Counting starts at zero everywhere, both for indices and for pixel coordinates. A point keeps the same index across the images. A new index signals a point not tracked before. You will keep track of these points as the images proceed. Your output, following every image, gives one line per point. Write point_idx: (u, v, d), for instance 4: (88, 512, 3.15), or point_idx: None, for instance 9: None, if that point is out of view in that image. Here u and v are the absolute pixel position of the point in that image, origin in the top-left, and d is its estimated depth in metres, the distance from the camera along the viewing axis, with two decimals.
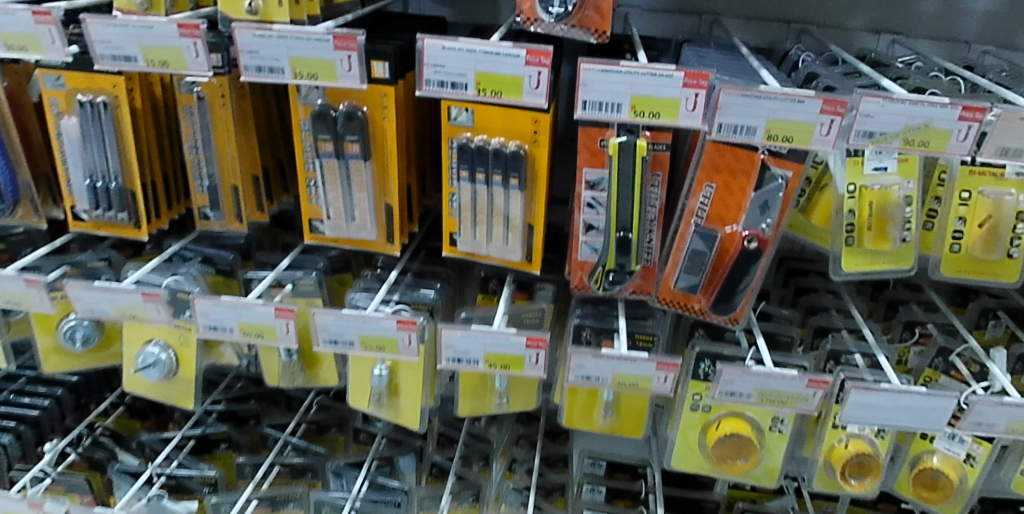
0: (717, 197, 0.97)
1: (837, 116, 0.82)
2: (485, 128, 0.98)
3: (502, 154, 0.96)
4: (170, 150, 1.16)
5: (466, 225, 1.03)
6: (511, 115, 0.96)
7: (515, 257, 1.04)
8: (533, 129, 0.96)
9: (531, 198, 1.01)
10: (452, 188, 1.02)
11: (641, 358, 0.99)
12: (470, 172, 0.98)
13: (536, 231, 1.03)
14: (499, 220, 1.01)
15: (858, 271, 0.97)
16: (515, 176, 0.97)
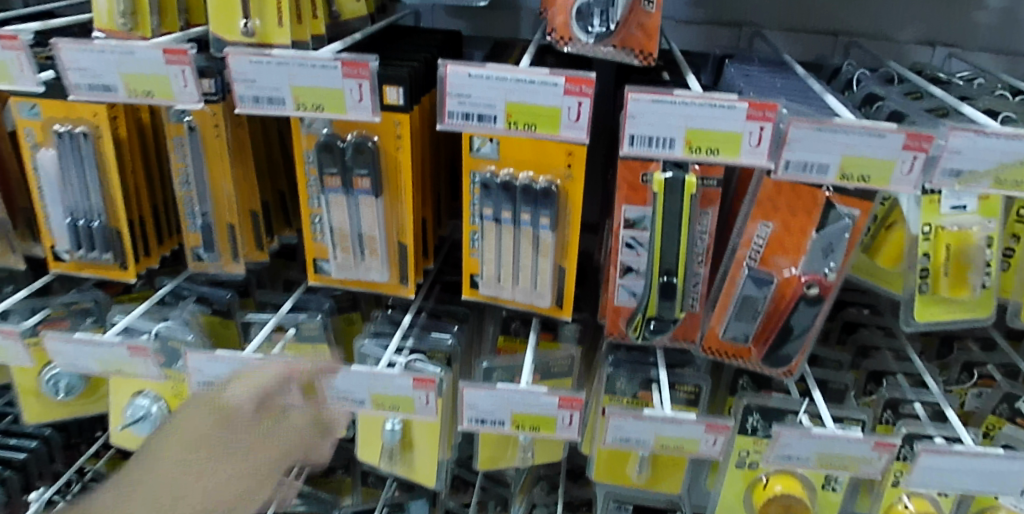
0: (773, 238, 0.86)
1: (921, 152, 0.71)
2: (512, 161, 0.87)
3: (532, 190, 0.85)
4: (160, 181, 1.05)
5: (490, 268, 0.92)
6: (542, 146, 0.85)
7: (544, 303, 0.93)
8: (567, 162, 0.85)
9: (564, 238, 0.90)
10: (474, 225, 0.92)
11: (689, 419, 0.88)
12: (494, 209, 0.87)
13: (569, 274, 0.92)
14: (527, 262, 0.90)
15: (931, 321, 0.86)
16: (547, 215, 0.85)
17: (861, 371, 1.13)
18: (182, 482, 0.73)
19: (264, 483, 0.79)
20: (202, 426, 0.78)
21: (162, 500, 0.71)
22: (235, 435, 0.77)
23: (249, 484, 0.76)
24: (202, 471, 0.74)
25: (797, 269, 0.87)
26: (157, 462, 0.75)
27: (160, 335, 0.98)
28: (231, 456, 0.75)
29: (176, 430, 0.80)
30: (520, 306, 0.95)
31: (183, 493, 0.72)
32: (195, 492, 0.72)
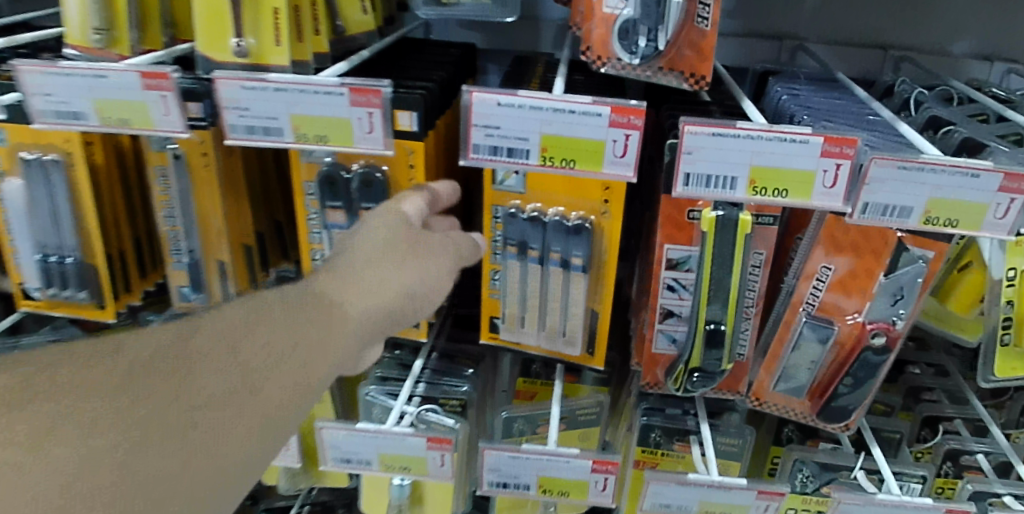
0: (835, 282, 0.76)
1: (1019, 194, 0.61)
2: (539, 195, 0.77)
3: (563, 228, 0.76)
4: (142, 209, 0.95)
5: (512, 312, 0.82)
6: (574, 181, 0.75)
7: (571, 351, 0.83)
8: (604, 197, 0.75)
9: (598, 280, 0.80)
10: (497, 264, 0.81)
11: (738, 486, 0.78)
12: (519, 248, 0.78)
13: (602, 317, 0.82)
14: (556, 307, 0.80)
15: (1013, 376, 0.76)
16: (578, 255, 0.77)
17: (914, 416, 1.03)
18: (350, 298, 0.63)
19: (419, 306, 0.70)
20: (379, 250, 0.68)
21: (329, 311, 0.62)
22: (396, 295, 0.67)
23: (398, 317, 0.67)
24: (371, 297, 0.65)
25: (861, 316, 0.77)
26: (343, 266, 0.66)
27: None
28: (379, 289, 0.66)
29: (355, 250, 0.68)
30: (547, 354, 0.85)
31: (343, 306, 0.63)
32: (349, 320, 0.62)
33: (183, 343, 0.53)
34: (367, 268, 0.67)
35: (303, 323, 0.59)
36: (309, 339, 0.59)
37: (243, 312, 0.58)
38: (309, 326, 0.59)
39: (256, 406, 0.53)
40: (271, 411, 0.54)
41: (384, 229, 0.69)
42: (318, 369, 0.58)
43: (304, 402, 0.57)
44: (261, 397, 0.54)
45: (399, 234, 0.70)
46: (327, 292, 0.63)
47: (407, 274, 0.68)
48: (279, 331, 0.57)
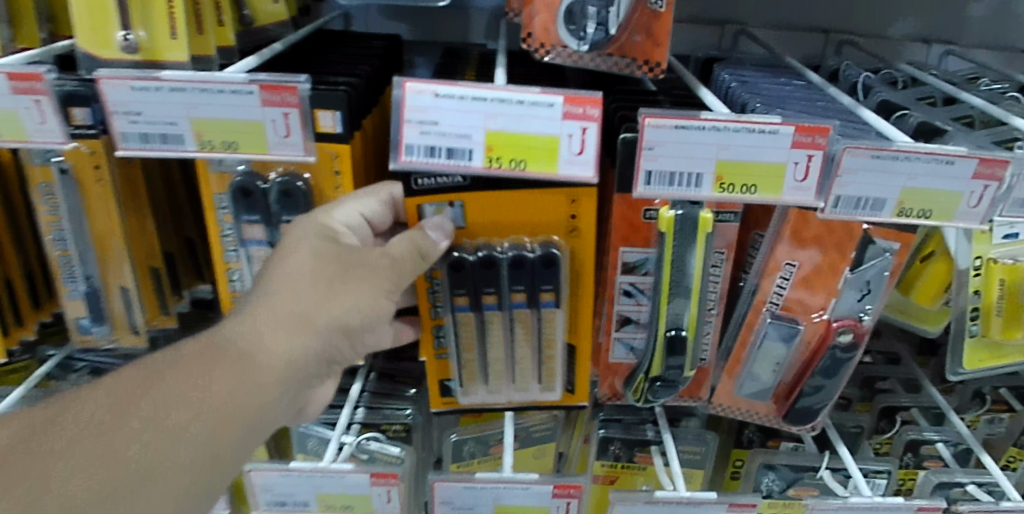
0: (800, 279, 0.72)
1: (993, 181, 0.58)
2: (482, 226, 0.68)
3: (524, 262, 0.67)
4: (34, 235, 0.83)
5: (470, 372, 0.74)
6: (532, 202, 0.66)
7: (553, 397, 0.76)
8: (569, 212, 0.67)
9: (574, 317, 0.72)
10: (438, 318, 0.72)
11: (709, 499, 0.74)
12: (473, 296, 0.68)
13: (582, 354, 0.75)
14: (501, 349, 0.73)
15: (982, 367, 0.74)
16: (549, 288, 0.68)
17: (873, 407, 1.00)
18: (265, 343, 0.59)
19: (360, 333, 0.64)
20: (299, 282, 0.61)
21: (240, 363, 0.58)
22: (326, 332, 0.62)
23: (328, 355, 0.63)
24: (292, 342, 0.60)
25: (827, 313, 0.73)
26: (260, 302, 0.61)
27: None
28: (302, 330, 0.61)
29: (275, 284, 0.61)
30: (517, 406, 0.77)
31: (257, 352, 0.59)
32: (262, 374, 0.59)
33: (53, 425, 0.52)
34: (285, 313, 0.60)
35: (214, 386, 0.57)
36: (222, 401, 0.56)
37: (139, 374, 0.57)
38: (220, 386, 0.57)
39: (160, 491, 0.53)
40: (172, 492, 0.53)
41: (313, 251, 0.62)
42: (229, 433, 0.57)
43: (219, 465, 0.56)
44: (161, 479, 0.53)
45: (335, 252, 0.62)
46: (240, 339, 0.59)
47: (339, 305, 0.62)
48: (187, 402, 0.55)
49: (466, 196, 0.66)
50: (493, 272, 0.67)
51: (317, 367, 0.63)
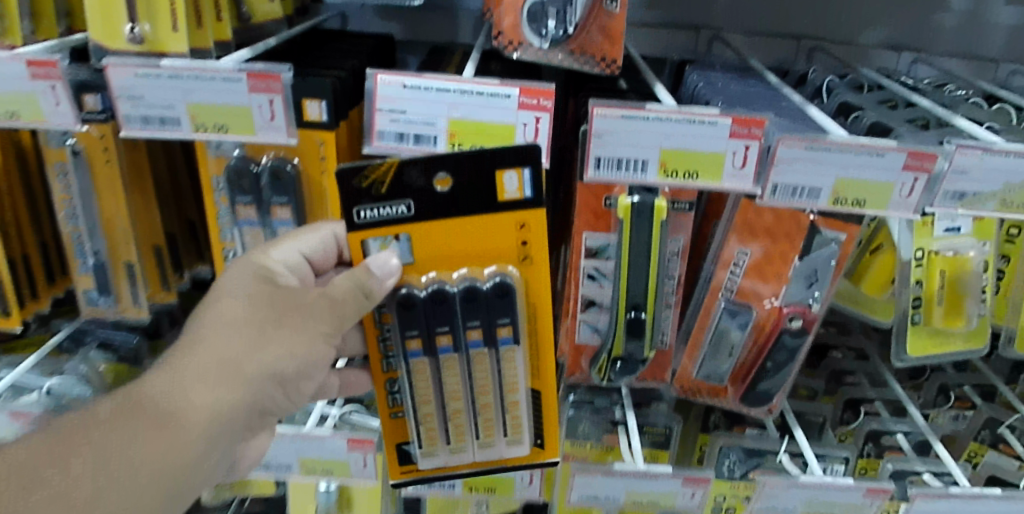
0: (753, 266, 0.77)
1: (922, 172, 0.62)
2: (433, 260, 0.64)
3: (479, 294, 0.64)
4: (49, 216, 0.90)
5: (430, 433, 0.70)
6: (483, 230, 0.63)
7: (520, 451, 0.71)
8: (520, 239, 0.63)
9: (536, 359, 0.69)
10: (392, 371, 0.69)
11: (663, 472, 0.79)
12: (427, 337, 0.65)
13: (548, 399, 0.70)
14: (462, 401, 0.69)
15: (926, 355, 0.78)
16: (507, 322, 0.65)
17: (838, 399, 1.06)
18: (189, 399, 0.57)
19: (298, 375, 0.64)
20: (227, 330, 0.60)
21: (163, 423, 0.55)
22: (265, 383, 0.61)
23: (258, 404, 0.61)
24: (222, 395, 0.58)
25: (778, 299, 0.78)
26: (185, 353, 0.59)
27: (53, 393, 0.85)
28: (231, 384, 0.59)
29: (207, 330, 0.60)
30: (483, 467, 0.73)
31: (180, 412, 0.56)
32: (187, 432, 0.56)
33: None
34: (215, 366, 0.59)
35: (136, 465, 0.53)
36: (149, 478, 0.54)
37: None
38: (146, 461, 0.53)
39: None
40: None
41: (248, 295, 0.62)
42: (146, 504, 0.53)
43: None
44: None
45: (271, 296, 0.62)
46: (162, 397, 0.56)
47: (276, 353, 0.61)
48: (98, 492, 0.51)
49: (412, 229, 0.62)
50: (449, 307, 0.64)
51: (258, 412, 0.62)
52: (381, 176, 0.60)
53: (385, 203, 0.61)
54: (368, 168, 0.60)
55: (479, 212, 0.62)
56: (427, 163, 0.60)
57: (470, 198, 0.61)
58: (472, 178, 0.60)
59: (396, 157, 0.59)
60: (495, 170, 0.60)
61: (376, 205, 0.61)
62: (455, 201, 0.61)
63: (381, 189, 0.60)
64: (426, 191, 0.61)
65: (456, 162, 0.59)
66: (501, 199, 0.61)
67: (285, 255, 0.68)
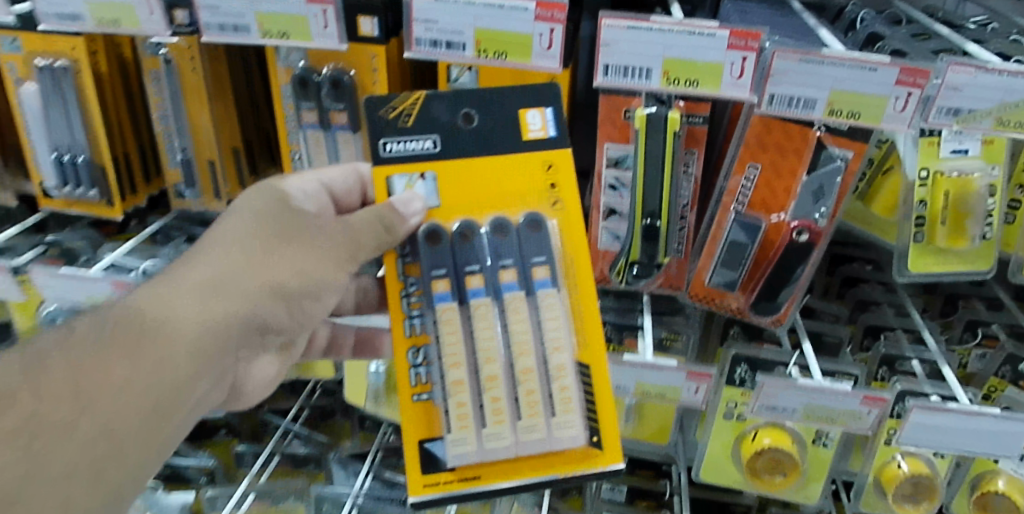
0: (761, 181, 0.83)
1: (916, 88, 0.66)
2: (455, 200, 0.75)
3: (512, 237, 0.74)
4: (146, 122, 1.05)
5: (461, 413, 0.71)
6: (514, 172, 0.74)
7: (573, 438, 0.72)
8: (548, 180, 0.75)
9: (573, 312, 0.75)
10: (416, 337, 0.73)
11: (670, 365, 0.88)
12: (454, 275, 0.74)
13: (596, 369, 0.75)
14: (499, 369, 0.72)
15: (927, 272, 0.82)
16: (541, 260, 0.74)
17: (858, 327, 1.12)
18: (180, 312, 0.64)
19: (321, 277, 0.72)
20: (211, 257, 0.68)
21: (150, 338, 0.61)
22: (261, 297, 0.68)
23: (249, 316, 0.68)
24: (206, 310, 0.65)
25: (786, 214, 0.83)
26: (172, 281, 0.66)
27: (147, 273, 0.98)
28: (212, 302, 0.65)
29: (199, 257, 0.68)
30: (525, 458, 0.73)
31: (170, 327, 0.63)
32: (177, 345, 0.62)
33: None
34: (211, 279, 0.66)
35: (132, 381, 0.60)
36: (146, 392, 0.60)
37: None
38: (142, 376, 0.60)
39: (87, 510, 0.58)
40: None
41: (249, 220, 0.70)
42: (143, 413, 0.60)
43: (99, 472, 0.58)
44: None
45: (278, 220, 0.71)
46: (151, 313, 0.63)
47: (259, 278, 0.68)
48: (101, 409, 0.58)
49: (438, 166, 0.74)
50: (476, 242, 0.74)
51: (257, 332, 0.70)
52: (407, 109, 0.74)
53: (411, 135, 0.73)
54: (395, 100, 0.74)
55: (509, 150, 0.74)
56: (455, 105, 0.74)
57: (493, 135, 0.74)
58: (495, 116, 0.75)
59: (421, 95, 0.74)
60: (518, 110, 0.74)
61: (405, 139, 0.74)
62: (473, 137, 0.74)
63: (407, 122, 0.74)
64: (446, 129, 0.74)
65: (480, 101, 0.74)
66: (526, 138, 0.75)
67: (298, 185, 0.77)
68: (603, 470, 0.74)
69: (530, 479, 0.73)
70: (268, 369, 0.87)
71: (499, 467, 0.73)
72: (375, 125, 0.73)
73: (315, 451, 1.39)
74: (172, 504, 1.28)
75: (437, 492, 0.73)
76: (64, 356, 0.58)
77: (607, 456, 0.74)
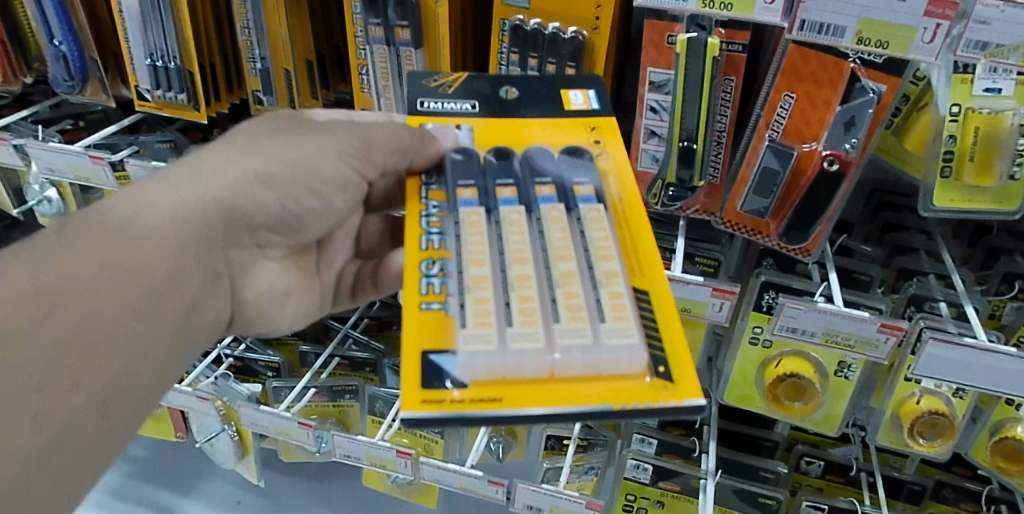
0: (796, 110, 0.87)
1: (944, 19, 0.71)
2: (487, 139, 0.84)
3: (552, 164, 0.80)
4: (230, 34, 1.15)
5: (480, 309, 0.66)
6: (560, 125, 0.86)
7: (638, 353, 0.64)
8: (592, 135, 0.85)
9: (622, 234, 0.76)
10: (436, 250, 0.73)
11: (696, 281, 0.95)
12: (479, 188, 0.77)
13: (653, 293, 0.71)
14: (537, 272, 0.70)
15: (951, 209, 0.85)
16: (585, 182, 0.79)
17: (891, 270, 1.16)
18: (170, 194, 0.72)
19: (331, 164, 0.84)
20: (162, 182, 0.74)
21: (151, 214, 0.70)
22: (253, 184, 0.78)
23: (238, 199, 0.77)
24: (194, 192, 0.74)
25: (818, 144, 0.87)
26: (134, 201, 0.70)
27: None
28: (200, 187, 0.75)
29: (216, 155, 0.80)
30: (564, 378, 0.64)
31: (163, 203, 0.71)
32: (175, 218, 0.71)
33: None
34: (217, 157, 0.79)
35: (97, 288, 0.63)
36: (115, 301, 0.64)
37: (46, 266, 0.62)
38: (111, 280, 0.64)
39: (78, 413, 0.60)
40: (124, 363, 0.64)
41: (258, 125, 0.84)
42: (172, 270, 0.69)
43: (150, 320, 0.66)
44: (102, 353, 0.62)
45: (279, 122, 0.85)
46: (144, 197, 0.71)
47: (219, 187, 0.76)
48: (74, 308, 0.61)
49: (473, 122, 0.85)
50: (510, 161, 0.80)
51: (241, 227, 0.80)
52: (448, 82, 0.89)
53: (450, 98, 0.88)
54: (439, 75, 0.90)
55: (552, 112, 0.87)
56: (494, 87, 0.89)
57: (533, 104, 0.87)
58: (534, 89, 0.89)
59: (464, 77, 0.90)
60: (561, 91, 0.88)
61: (443, 102, 0.88)
62: (509, 102, 0.87)
63: (447, 89, 0.88)
64: (481, 94, 0.88)
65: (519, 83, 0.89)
66: (569, 109, 0.87)
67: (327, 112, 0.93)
68: (676, 406, 0.63)
69: (570, 407, 0.63)
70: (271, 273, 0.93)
71: (533, 390, 0.64)
72: (419, 91, 0.89)
73: (371, 356, 1.46)
74: (240, 391, 1.36)
75: (438, 411, 0.62)
76: (73, 241, 0.65)
77: (681, 390, 0.64)
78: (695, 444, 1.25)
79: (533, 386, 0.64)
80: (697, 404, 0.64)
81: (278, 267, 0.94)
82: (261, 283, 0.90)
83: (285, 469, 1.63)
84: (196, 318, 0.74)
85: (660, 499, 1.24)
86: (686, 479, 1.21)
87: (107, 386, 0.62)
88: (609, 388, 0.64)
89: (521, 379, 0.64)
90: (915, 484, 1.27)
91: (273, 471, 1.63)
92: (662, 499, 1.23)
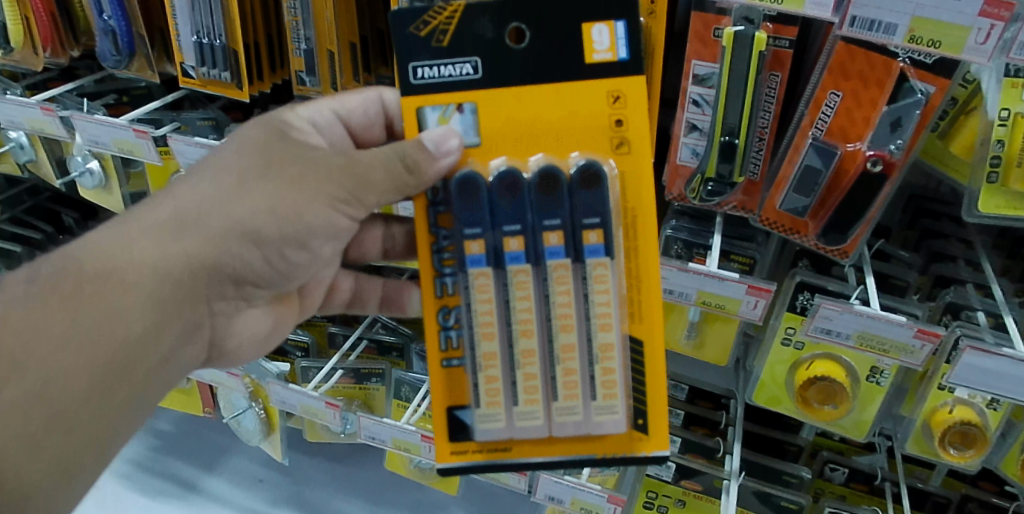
0: (842, 108, 0.86)
1: (999, 20, 0.70)
2: (489, 128, 0.79)
3: (563, 202, 0.77)
4: (275, 13, 1.16)
5: (490, 390, 0.80)
6: (577, 105, 0.79)
7: (618, 427, 0.80)
8: (613, 105, 0.79)
9: (628, 273, 0.80)
10: (445, 299, 0.81)
11: (731, 278, 0.94)
12: (490, 227, 0.79)
13: (648, 344, 0.81)
14: (539, 341, 0.80)
15: (997, 215, 0.83)
16: (596, 221, 0.77)
17: (928, 277, 1.14)
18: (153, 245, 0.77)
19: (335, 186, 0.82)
20: (156, 223, 0.78)
21: (123, 263, 0.76)
22: (235, 239, 0.79)
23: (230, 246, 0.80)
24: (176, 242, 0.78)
25: (863, 144, 0.86)
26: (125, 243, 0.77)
27: None
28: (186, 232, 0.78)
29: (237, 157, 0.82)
30: (557, 437, 0.81)
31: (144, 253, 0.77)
32: (146, 267, 0.76)
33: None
34: (212, 199, 0.79)
35: (65, 351, 0.72)
36: (82, 366, 0.72)
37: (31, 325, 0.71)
38: (70, 343, 0.72)
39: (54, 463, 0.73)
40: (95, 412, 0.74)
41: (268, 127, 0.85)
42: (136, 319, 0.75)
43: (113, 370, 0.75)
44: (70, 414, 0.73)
45: None
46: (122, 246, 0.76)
47: (204, 241, 0.79)
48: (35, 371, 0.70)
49: (477, 97, 0.79)
50: (517, 194, 0.77)
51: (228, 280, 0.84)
52: (442, 28, 0.78)
53: (446, 58, 0.78)
54: (428, 16, 0.78)
55: (572, 72, 0.78)
56: (500, 24, 0.78)
57: (548, 64, 0.78)
58: (547, 33, 0.78)
59: (459, 8, 0.78)
60: (583, 25, 0.77)
61: (438, 64, 0.79)
62: (516, 65, 0.78)
63: (441, 41, 0.78)
64: (483, 47, 0.78)
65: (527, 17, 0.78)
66: (590, 58, 0.78)
67: (310, 114, 0.92)
68: (648, 456, 0.82)
69: (561, 461, 0.82)
70: (255, 323, 0.98)
71: (531, 446, 0.82)
72: (409, 46, 0.79)
73: (399, 340, 1.48)
74: (269, 370, 1.35)
75: (462, 460, 0.82)
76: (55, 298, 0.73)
77: (653, 443, 0.82)
78: (719, 444, 1.23)
79: (536, 443, 0.82)
80: (663, 453, 0.82)
81: (260, 313, 0.98)
82: (243, 333, 0.96)
83: (309, 450, 1.65)
84: (175, 358, 0.83)
85: (682, 498, 1.23)
86: (709, 479, 1.21)
87: (75, 439, 0.74)
88: (595, 445, 0.82)
89: (526, 439, 0.81)
90: (941, 497, 1.25)
91: (298, 452, 1.65)
92: (684, 498, 1.23)
